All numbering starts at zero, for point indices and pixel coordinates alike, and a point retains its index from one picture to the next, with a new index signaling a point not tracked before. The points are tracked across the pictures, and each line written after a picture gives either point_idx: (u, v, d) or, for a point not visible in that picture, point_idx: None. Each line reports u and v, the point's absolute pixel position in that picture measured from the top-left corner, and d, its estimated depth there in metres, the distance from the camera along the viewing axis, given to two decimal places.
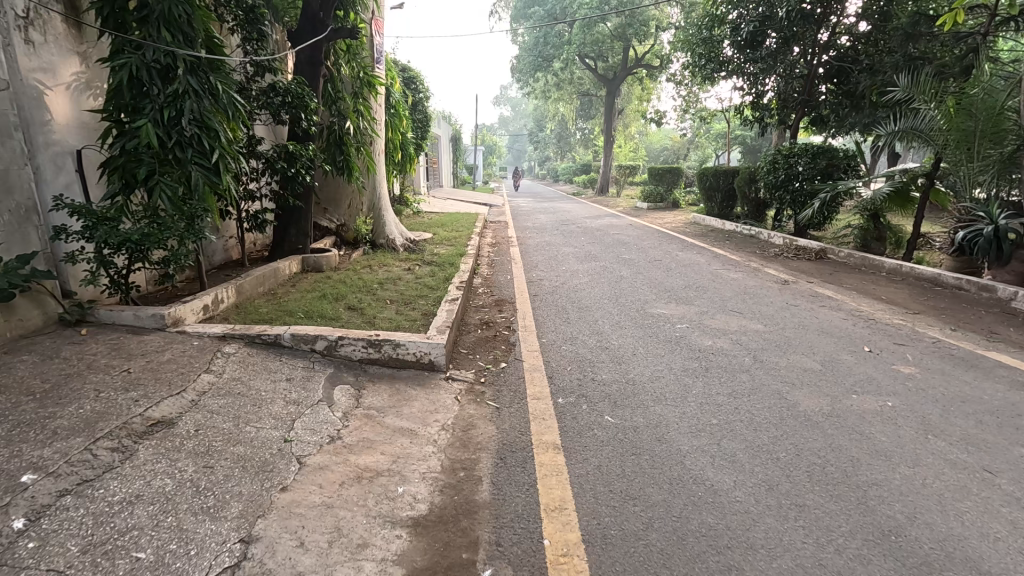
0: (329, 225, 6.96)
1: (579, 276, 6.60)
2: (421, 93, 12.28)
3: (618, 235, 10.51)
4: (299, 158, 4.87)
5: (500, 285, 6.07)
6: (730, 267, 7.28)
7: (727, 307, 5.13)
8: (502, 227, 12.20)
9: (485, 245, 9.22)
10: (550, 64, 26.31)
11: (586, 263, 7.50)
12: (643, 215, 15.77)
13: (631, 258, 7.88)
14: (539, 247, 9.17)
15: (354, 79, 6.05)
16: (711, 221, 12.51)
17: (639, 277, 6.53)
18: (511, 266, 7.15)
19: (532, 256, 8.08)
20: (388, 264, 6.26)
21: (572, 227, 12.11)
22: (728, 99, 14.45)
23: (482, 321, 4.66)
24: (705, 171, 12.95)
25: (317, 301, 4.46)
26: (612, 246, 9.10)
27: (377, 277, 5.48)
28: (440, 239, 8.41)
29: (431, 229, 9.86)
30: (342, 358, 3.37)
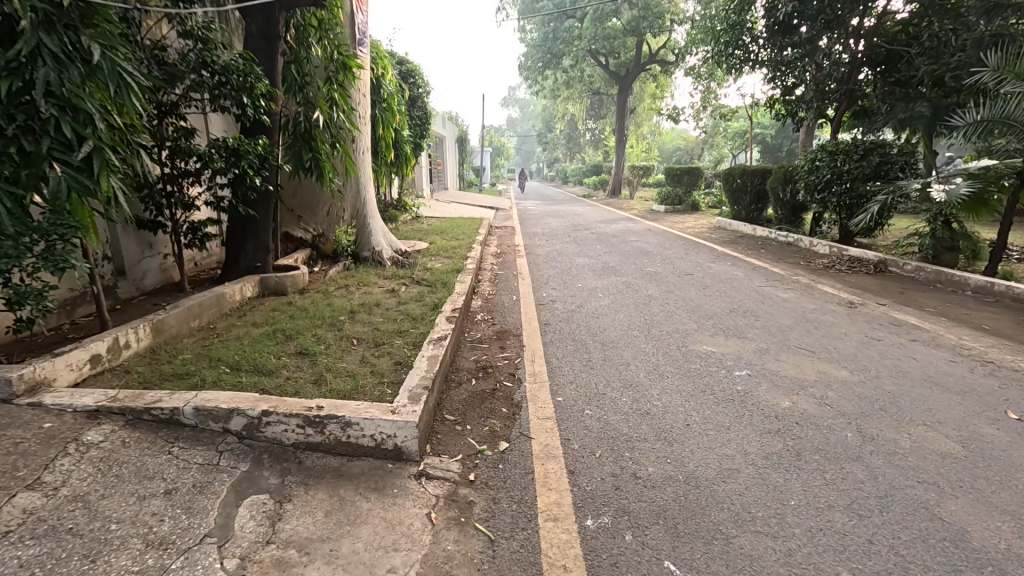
0: (304, 235, 6.00)
1: (599, 296, 5.53)
2: (420, 88, 11.26)
3: (638, 243, 9.39)
4: (245, 155, 3.88)
5: (504, 310, 5.00)
6: (777, 284, 6.15)
7: (791, 343, 4.03)
8: (509, 234, 11.12)
9: (489, 255, 8.16)
10: (559, 61, 25.28)
11: (605, 278, 6.41)
12: (661, 219, 14.63)
13: (657, 272, 6.77)
14: (549, 257, 8.11)
15: (327, 60, 4.98)
16: (739, 226, 11.34)
17: (671, 298, 5.43)
18: (518, 284, 6.08)
19: (542, 270, 7.00)
20: (369, 284, 5.21)
21: (585, 234, 11.01)
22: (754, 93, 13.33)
23: (478, 365, 3.60)
24: (731, 172, 11.80)
25: (262, 341, 3.42)
26: (632, 257, 8.00)
27: (351, 303, 4.43)
28: (436, 250, 7.37)
29: (429, 237, 8.82)
30: (267, 443, 2.31)
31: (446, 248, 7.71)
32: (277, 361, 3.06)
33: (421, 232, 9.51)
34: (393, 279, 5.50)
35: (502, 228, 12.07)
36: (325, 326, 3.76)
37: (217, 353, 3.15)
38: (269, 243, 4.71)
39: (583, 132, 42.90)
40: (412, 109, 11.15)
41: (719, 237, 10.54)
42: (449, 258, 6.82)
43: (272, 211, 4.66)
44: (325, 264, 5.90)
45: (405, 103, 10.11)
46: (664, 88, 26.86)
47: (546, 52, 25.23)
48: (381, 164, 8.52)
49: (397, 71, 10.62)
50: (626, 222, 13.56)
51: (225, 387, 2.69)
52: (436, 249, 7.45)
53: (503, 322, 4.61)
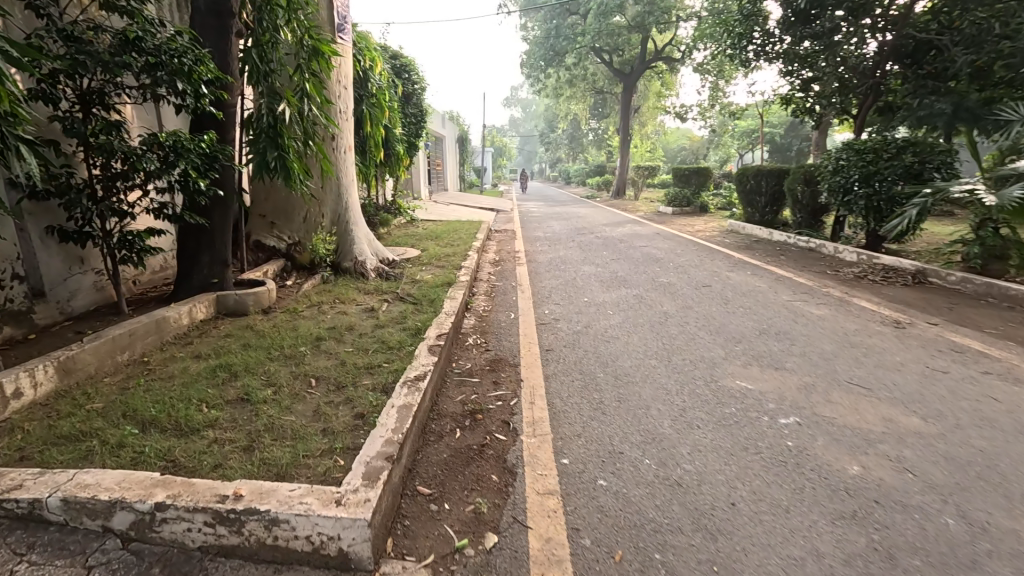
0: (277, 244, 5.37)
1: (608, 314, 4.88)
2: (415, 84, 10.63)
3: (647, 249, 8.73)
4: (187, 154, 3.19)
5: (500, 332, 4.36)
6: (807, 298, 5.50)
7: (840, 377, 3.38)
8: (509, 238, 10.49)
9: (486, 263, 7.52)
10: (562, 59, 24.65)
11: (614, 291, 5.77)
12: (669, 222, 13.96)
13: (671, 284, 6.11)
14: (552, 265, 7.48)
15: (297, 46, 4.33)
16: (754, 230, 10.67)
17: (691, 316, 4.78)
18: (517, 298, 5.43)
19: (544, 281, 6.36)
20: (346, 300, 4.58)
21: (590, 238, 10.36)
22: (768, 89, 12.64)
23: (464, 408, 2.96)
24: (745, 172, 11.13)
25: (199, 381, 2.79)
26: (642, 265, 7.35)
27: (320, 326, 3.79)
28: (427, 258, 6.73)
29: (423, 243, 8.20)
30: (162, 548, 1.68)
31: (439, 255, 7.08)
32: (208, 411, 2.42)
33: (414, 238, 8.87)
34: (374, 294, 4.86)
35: (502, 232, 11.43)
36: (281, 359, 3.13)
37: (137, 399, 2.52)
38: (228, 255, 4.08)
39: (586, 132, 42.25)
40: (405, 106, 10.52)
41: (733, 242, 9.88)
42: (440, 268, 6.19)
43: (230, 218, 4.02)
44: (300, 276, 5.26)
45: (397, 99, 9.47)
46: (669, 86, 26.19)
47: (548, 49, 24.57)
48: (370, 166, 7.92)
49: (390, 66, 9.98)
50: (633, 226, 12.91)
51: (129, 453, 2.05)
52: (427, 257, 6.81)
53: (498, 348, 3.97)
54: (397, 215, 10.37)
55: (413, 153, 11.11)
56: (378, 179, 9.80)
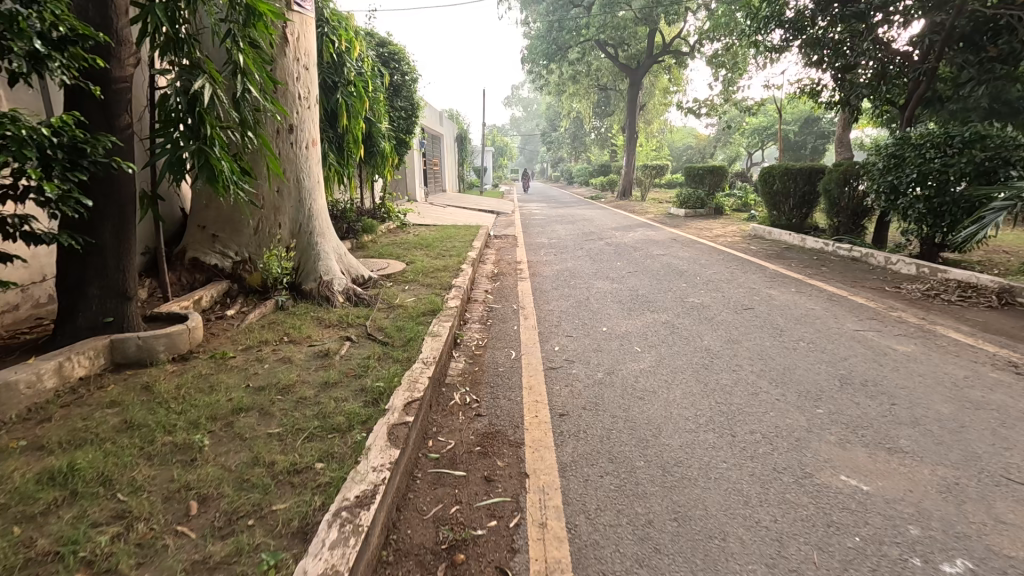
0: (221, 262, 4.30)
1: (636, 353, 3.82)
2: (406, 74, 9.61)
3: (667, 260, 7.68)
4: (31, 144, 2.11)
5: (497, 383, 3.31)
6: (879, 326, 4.44)
7: (987, 466, 2.34)
8: (510, 245, 9.44)
9: (483, 278, 6.48)
10: (565, 54, 23.66)
11: (638, 317, 4.72)
12: (684, 225, 12.91)
13: (705, 306, 5.07)
14: (560, 279, 6.43)
15: (229, 4, 3.27)
16: (782, 236, 9.60)
17: (743, 356, 3.73)
18: (520, 329, 4.38)
19: (551, 302, 5.31)
20: (298, 339, 3.52)
21: (600, 245, 9.31)
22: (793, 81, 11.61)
23: (439, 538, 1.90)
24: (771, 171, 10.05)
25: (9, 509, 1.72)
26: (666, 280, 6.29)
27: (246, 386, 2.74)
28: (412, 274, 5.69)
29: (411, 254, 7.15)
30: None
31: (428, 269, 6.03)
32: None
33: (403, 247, 7.83)
34: (337, 327, 3.81)
35: (502, 238, 10.38)
36: (165, 453, 2.06)
37: None
38: (131, 285, 3.01)
39: (589, 131, 41.17)
40: (393, 99, 9.49)
41: (761, 250, 8.83)
42: (428, 287, 5.16)
43: (132, 235, 2.96)
44: (248, 302, 4.21)
45: (384, 90, 8.45)
46: (677, 82, 25.07)
47: (551, 44, 23.44)
48: (348, 165, 6.86)
49: (376, 53, 8.95)
50: (645, 230, 11.85)
51: None
52: (413, 273, 5.76)
53: (493, 411, 2.91)
54: (385, 220, 9.34)
55: (403, 152, 10.08)
56: (363, 180, 8.77)
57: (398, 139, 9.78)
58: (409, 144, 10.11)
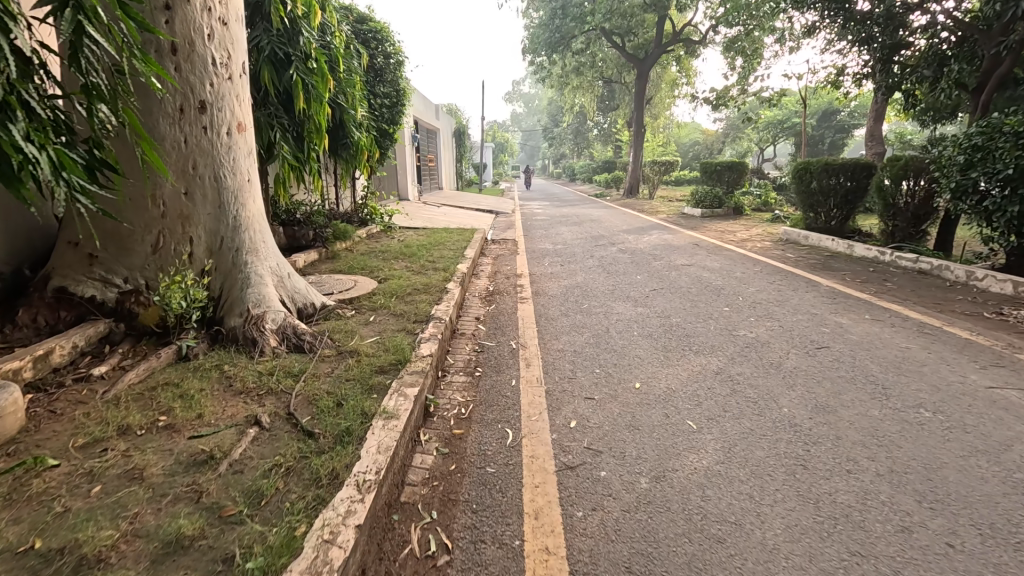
0: (102, 292, 3.09)
1: (691, 433, 2.60)
2: (391, 57, 8.38)
3: (696, 274, 6.46)
4: None
5: (483, 502, 2.08)
6: (1016, 379, 3.22)
7: None
8: (509, 252, 8.22)
9: (474, 298, 5.26)
10: (568, 42, 22.36)
11: (680, 364, 3.50)
12: (703, 227, 11.67)
13: (765, 345, 3.86)
14: (571, 299, 5.21)
15: None
16: (823, 241, 8.38)
17: (850, 439, 2.51)
18: (520, 385, 3.16)
19: (561, 336, 4.10)
20: (181, 422, 2.31)
21: (614, 253, 8.09)
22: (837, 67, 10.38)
23: None
24: (809, 167, 8.82)
25: None
26: (703, 302, 5.07)
27: (21, 553, 1.51)
28: (382, 298, 4.48)
29: (390, 267, 5.93)
30: None
31: (404, 288, 4.81)
32: None
33: (382, 257, 6.62)
34: (252, 396, 2.60)
35: (500, 243, 9.18)
36: None
37: None
38: None
39: (592, 125, 39.86)
40: (374, 84, 8.23)
41: (801, 259, 7.60)
42: (399, 318, 3.95)
43: None
44: (137, 350, 3.00)
45: (359, 71, 7.20)
46: (687, 73, 23.75)
47: (554, 32, 22.09)
48: (310, 159, 5.60)
49: (353, 30, 7.71)
50: (661, 234, 10.61)
51: None
52: (383, 296, 4.54)
53: None
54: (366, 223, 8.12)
55: (386, 145, 8.82)
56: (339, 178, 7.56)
57: (379, 129, 8.52)
58: (393, 135, 8.86)
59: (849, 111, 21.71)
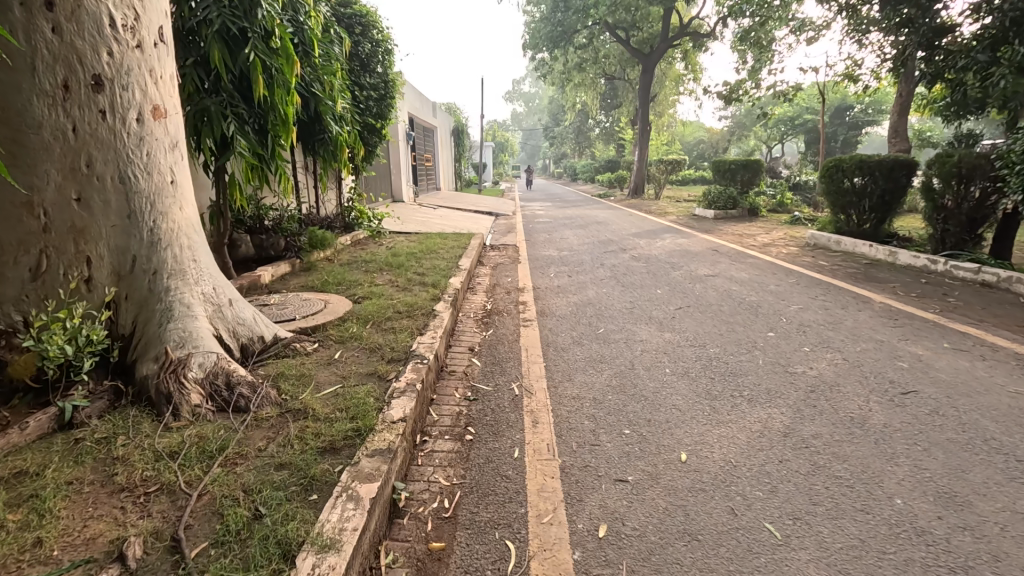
0: None
1: (776, 549, 1.78)
2: (378, 44, 7.59)
3: (724, 287, 5.65)
4: None
5: None
6: None
7: None
8: (510, 261, 7.41)
9: (468, 320, 4.44)
10: (571, 37, 21.51)
11: (732, 420, 2.69)
12: (718, 230, 10.86)
13: (833, 388, 3.06)
14: (585, 321, 4.40)
15: None
16: (857, 246, 7.57)
17: (1018, 562, 1.71)
18: (525, 458, 2.35)
19: (576, 374, 3.28)
20: (3, 559, 1.49)
21: (626, 260, 7.28)
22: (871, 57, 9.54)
23: None
24: (841, 164, 7.99)
25: None
26: (741, 326, 4.26)
27: None
28: (354, 326, 3.66)
29: (372, 282, 5.12)
30: None
31: (382, 311, 4.00)
32: None
33: (365, 268, 5.81)
34: (136, 497, 1.78)
35: (501, 249, 8.38)
36: None
37: None
38: None
39: (594, 124, 39.09)
40: (358, 74, 7.41)
41: (837, 268, 6.80)
42: (371, 356, 3.13)
43: None
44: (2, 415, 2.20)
45: (340, 59, 6.39)
46: (693, 68, 22.92)
47: (556, 25, 21.25)
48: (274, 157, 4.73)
49: (334, 12, 6.90)
50: (674, 238, 9.81)
51: None
52: (356, 323, 3.73)
53: None
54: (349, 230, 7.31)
55: (372, 142, 8.00)
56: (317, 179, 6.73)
57: (364, 125, 7.70)
58: (379, 132, 8.05)
59: (864, 106, 20.86)
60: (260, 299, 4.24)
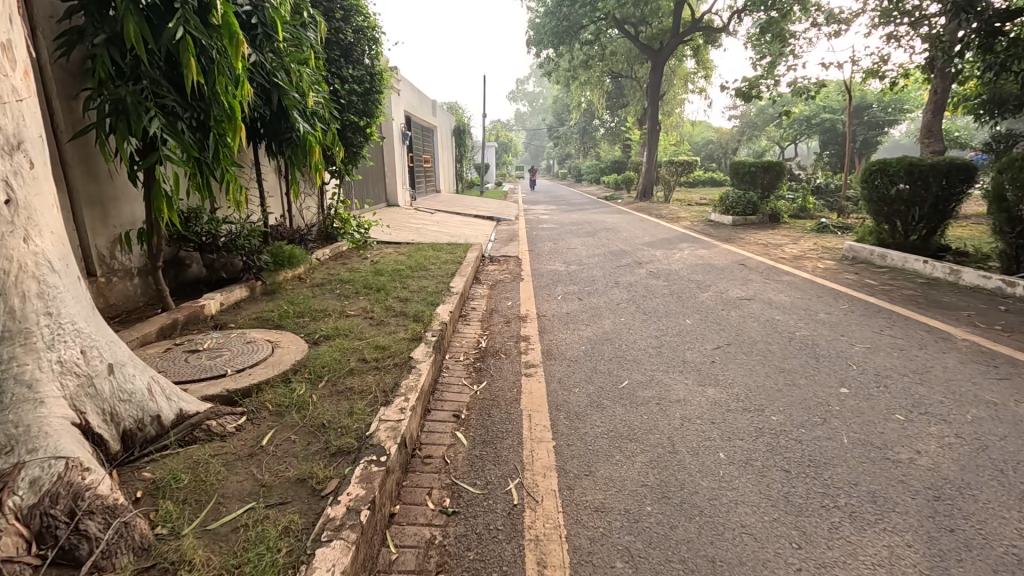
0: None
1: None
2: (362, 32, 6.75)
3: (765, 316, 4.75)
4: None
5: None
6: None
7: None
8: (511, 278, 6.51)
9: (456, 366, 3.54)
10: (577, 32, 20.67)
11: (838, 562, 1.79)
12: (740, 239, 9.94)
13: (965, 493, 2.15)
14: (603, 368, 3.50)
15: None
16: (907, 262, 6.65)
17: None
18: None
19: (596, 461, 2.40)
20: None
21: (643, 278, 6.40)
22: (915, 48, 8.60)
23: None
24: (886, 168, 7.07)
25: None
26: (803, 376, 3.36)
27: None
28: (300, 388, 2.76)
29: (342, 312, 4.23)
30: None
31: (342, 361, 3.10)
32: None
33: (339, 292, 4.92)
34: None
35: (501, 262, 7.49)
36: None
37: None
38: None
39: (599, 123, 38.19)
40: (339, 66, 6.55)
41: (889, 289, 5.88)
42: (310, 444, 2.24)
43: None
44: None
45: (314, 46, 5.53)
46: (704, 64, 22.02)
47: (561, 20, 20.39)
48: (219, 160, 3.84)
49: None
50: (693, 249, 8.90)
51: None
52: (303, 382, 2.83)
53: None
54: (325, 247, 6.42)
55: (356, 143, 7.12)
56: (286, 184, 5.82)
57: (346, 123, 6.82)
58: (365, 132, 7.17)
59: (884, 104, 19.94)
60: (192, 341, 3.34)
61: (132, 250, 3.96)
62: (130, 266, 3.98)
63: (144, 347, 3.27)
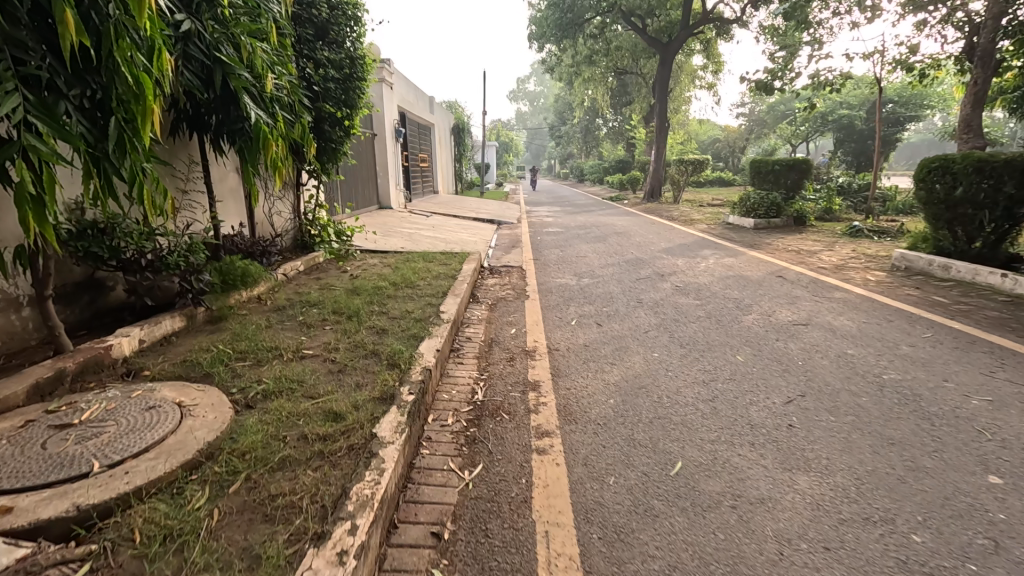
0: None
1: None
2: (339, 7, 5.80)
3: (833, 350, 3.81)
4: None
5: None
6: None
7: None
8: (515, 294, 5.55)
9: (441, 435, 2.59)
10: (581, 25, 19.77)
11: None
12: (767, 244, 8.98)
13: None
14: (643, 439, 2.55)
15: None
16: (978, 275, 5.67)
17: None
18: None
19: None
20: None
21: (670, 295, 5.45)
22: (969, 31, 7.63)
23: None
24: (949, 165, 6.09)
25: None
26: (924, 454, 2.41)
27: None
28: (196, 497, 1.81)
29: (297, 350, 3.29)
30: None
31: (274, 442, 2.15)
32: None
33: (302, 320, 3.96)
34: None
35: (504, 274, 6.54)
36: None
37: None
38: None
39: (603, 121, 37.32)
40: (312, 48, 5.62)
41: (967, 309, 4.91)
42: None
43: None
44: None
45: (276, 19, 4.60)
46: (714, 59, 21.12)
47: (565, 12, 19.48)
48: (128, 156, 2.87)
49: None
50: (718, 256, 7.96)
51: None
52: (204, 486, 1.87)
53: None
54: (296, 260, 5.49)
55: (334, 139, 6.18)
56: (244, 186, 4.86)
57: (319, 114, 5.87)
58: (344, 127, 6.23)
59: (904, 100, 19.00)
60: (71, 408, 2.38)
61: (18, 272, 3.01)
62: (16, 294, 3.03)
63: (1, 417, 2.32)
